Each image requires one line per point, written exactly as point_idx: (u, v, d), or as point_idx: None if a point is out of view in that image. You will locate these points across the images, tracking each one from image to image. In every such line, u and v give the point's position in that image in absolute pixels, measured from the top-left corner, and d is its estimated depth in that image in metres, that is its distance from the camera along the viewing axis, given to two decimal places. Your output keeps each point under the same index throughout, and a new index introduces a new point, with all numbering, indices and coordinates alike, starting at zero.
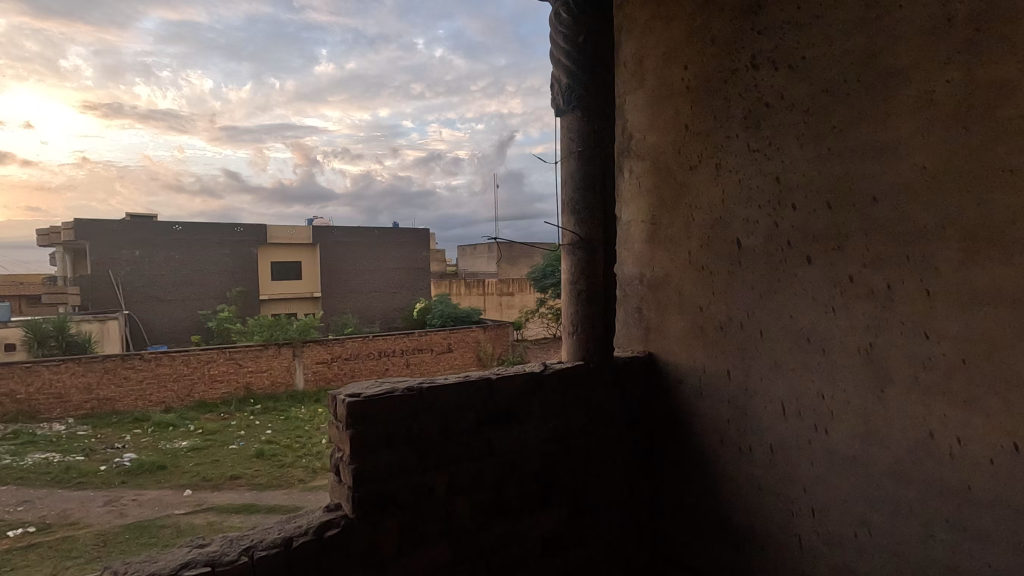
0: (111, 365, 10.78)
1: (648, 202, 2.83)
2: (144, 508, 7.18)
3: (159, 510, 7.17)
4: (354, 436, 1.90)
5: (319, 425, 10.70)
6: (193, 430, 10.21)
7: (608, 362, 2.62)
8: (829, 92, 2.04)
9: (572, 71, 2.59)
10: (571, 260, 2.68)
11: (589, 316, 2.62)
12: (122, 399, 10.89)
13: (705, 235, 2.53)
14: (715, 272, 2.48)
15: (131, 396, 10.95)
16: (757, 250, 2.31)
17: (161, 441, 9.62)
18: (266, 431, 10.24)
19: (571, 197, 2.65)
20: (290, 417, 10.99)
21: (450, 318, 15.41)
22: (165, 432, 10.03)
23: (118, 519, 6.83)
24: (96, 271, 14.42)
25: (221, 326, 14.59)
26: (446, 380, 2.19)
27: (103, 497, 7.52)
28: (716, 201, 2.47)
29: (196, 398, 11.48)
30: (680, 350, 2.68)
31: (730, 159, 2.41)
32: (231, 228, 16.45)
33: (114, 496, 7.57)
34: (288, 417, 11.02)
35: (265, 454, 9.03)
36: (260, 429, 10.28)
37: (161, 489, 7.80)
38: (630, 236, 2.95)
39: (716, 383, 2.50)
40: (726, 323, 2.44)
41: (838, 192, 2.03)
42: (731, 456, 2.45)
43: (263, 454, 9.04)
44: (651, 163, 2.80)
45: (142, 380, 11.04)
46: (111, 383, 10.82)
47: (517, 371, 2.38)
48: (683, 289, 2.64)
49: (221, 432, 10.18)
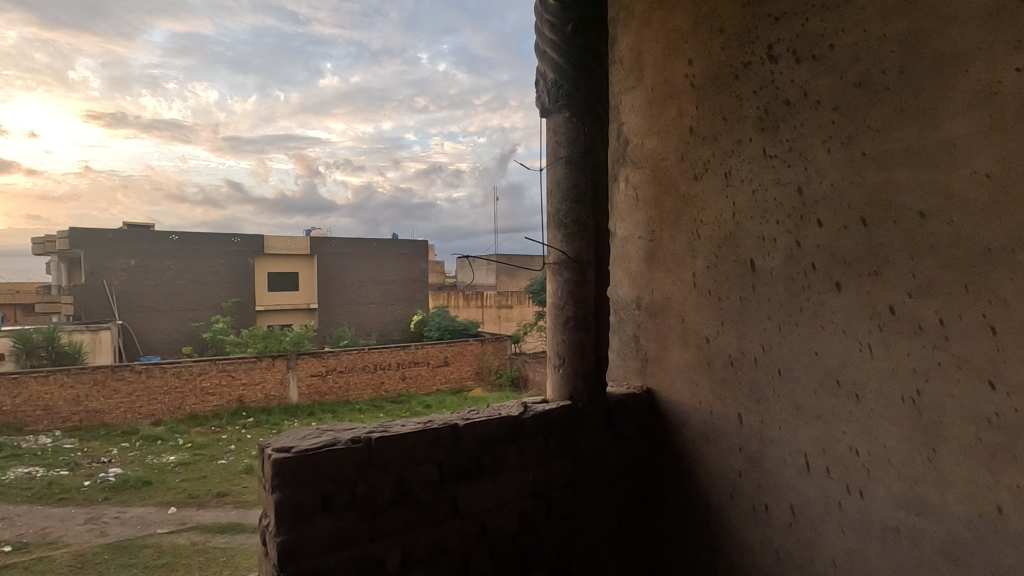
0: (101, 376, 10.38)
1: (647, 215, 2.49)
2: (126, 526, 6.74)
3: (142, 528, 6.71)
4: (280, 502, 1.53)
5: None
6: (182, 444, 9.76)
7: (599, 400, 2.25)
8: (864, 85, 1.71)
9: (559, 65, 2.24)
10: (557, 282, 2.31)
11: (577, 346, 2.26)
12: (111, 411, 10.47)
13: (711, 255, 2.18)
14: (725, 298, 2.13)
15: (120, 408, 10.53)
16: (774, 273, 1.96)
17: (148, 455, 9.17)
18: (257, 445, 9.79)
19: (557, 209, 2.30)
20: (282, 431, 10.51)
21: (447, 330, 15.00)
22: (154, 446, 9.59)
23: (99, 538, 6.39)
24: (91, 280, 14.06)
25: (214, 337, 14.10)
26: (402, 428, 1.82)
27: (84, 514, 7.06)
28: (725, 216, 2.13)
29: (187, 411, 11.02)
30: (683, 387, 2.32)
31: (741, 166, 2.07)
32: (228, 238, 16.10)
33: (97, 513, 7.12)
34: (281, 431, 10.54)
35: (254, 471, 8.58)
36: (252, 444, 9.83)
37: (145, 507, 7.35)
38: (626, 254, 2.60)
39: (725, 428, 2.14)
40: (738, 357, 2.09)
41: (875, 205, 1.68)
42: (742, 514, 2.09)
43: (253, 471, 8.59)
44: (650, 172, 2.46)
45: (133, 392, 10.61)
46: (101, 395, 10.40)
47: (488, 415, 2.01)
48: (688, 316, 2.29)
49: (211, 446, 9.72)
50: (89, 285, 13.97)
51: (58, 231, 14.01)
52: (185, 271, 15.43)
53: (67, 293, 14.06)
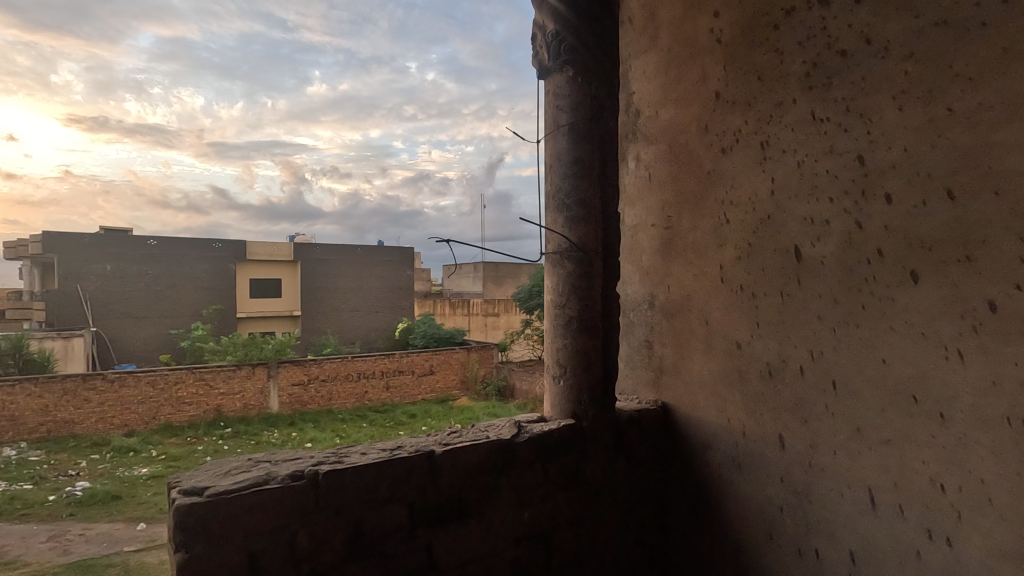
0: (71, 386, 9.54)
1: (661, 198, 2.12)
2: (93, 542, 5.84)
3: (108, 546, 5.78)
4: (185, 567, 1.11)
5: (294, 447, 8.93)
6: (156, 456, 8.94)
7: (607, 418, 1.87)
8: (950, 23, 1.35)
9: (561, 14, 1.86)
10: (558, 274, 1.92)
11: (583, 352, 1.87)
12: (81, 422, 9.62)
13: (743, 243, 1.82)
14: (762, 294, 1.76)
15: (92, 419, 9.68)
16: (825, 262, 1.60)
17: (119, 468, 8.34)
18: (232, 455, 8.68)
19: (558, 187, 1.92)
20: (262, 441, 9.47)
21: (433, 339, 14.39)
22: (125, 459, 8.76)
23: (61, 557, 5.50)
24: (64, 284, 13.01)
25: (192, 344, 13.24)
26: (363, 456, 1.42)
27: (45, 532, 6.17)
28: (762, 195, 1.76)
29: (162, 421, 10.20)
30: (706, 403, 1.94)
31: (782, 134, 1.71)
32: (209, 243, 14.94)
33: (61, 531, 6.25)
34: (260, 441, 9.50)
35: None
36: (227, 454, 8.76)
37: (112, 523, 6.46)
38: (637, 245, 2.24)
39: (762, 451, 1.76)
40: (780, 365, 1.71)
41: (966, 174, 1.32)
42: (783, 560, 1.71)
43: None
44: (666, 148, 2.09)
45: (105, 402, 9.81)
46: (70, 405, 9.55)
47: (472, 438, 1.61)
48: (713, 317, 1.92)
49: (186, 458, 8.90)
50: (62, 291, 12.88)
51: (32, 234, 13.10)
52: (164, 278, 14.29)
53: (38, 300, 13.06)
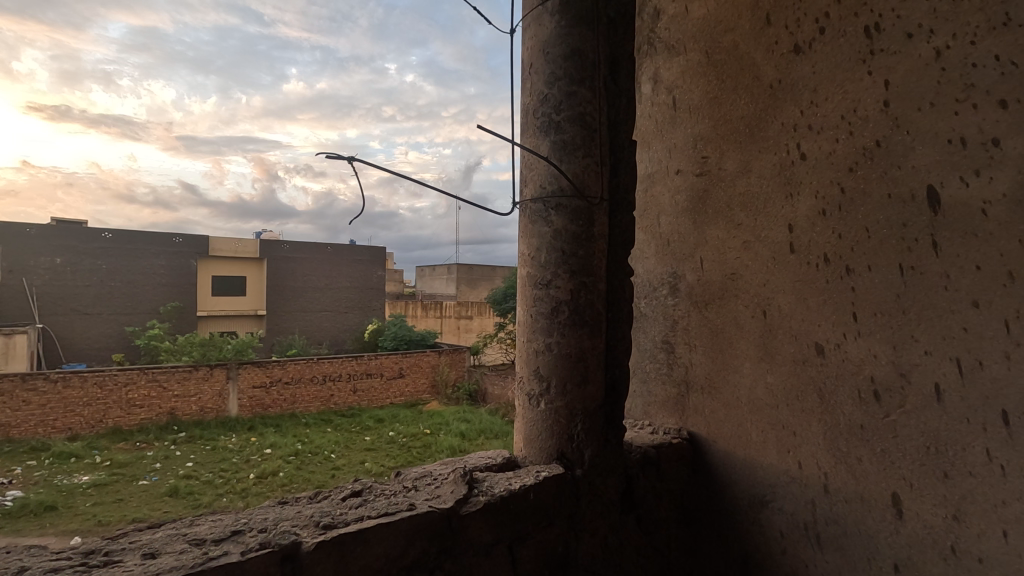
0: (8, 387, 8.13)
1: (693, 132, 1.46)
2: None
3: None
4: None
5: (252, 455, 7.70)
6: (99, 463, 7.49)
7: (609, 459, 1.19)
8: None
9: None
10: (540, 234, 1.23)
11: (575, 352, 1.19)
12: (19, 425, 8.19)
13: (831, 187, 1.16)
14: (862, 268, 1.10)
15: (30, 422, 8.24)
16: (990, 211, 0.94)
17: (56, 476, 6.83)
18: (188, 463, 7.38)
19: (544, 97, 1.23)
20: (218, 447, 8.31)
21: (403, 341, 13.41)
22: (65, 465, 7.34)
23: None
24: (7, 278, 11.56)
25: (147, 343, 11.92)
26: (146, 561, 0.70)
27: None
28: (866, 107, 1.10)
29: (109, 425, 8.80)
30: (761, 437, 1.29)
31: (904, 7, 1.05)
32: (169, 236, 13.43)
33: None
34: (216, 447, 8.34)
35: (181, 492, 5.92)
36: (181, 461, 7.46)
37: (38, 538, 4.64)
38: (655, 201, 1.58)
39: (864, 518, 1.10)
40: (897, 382, 1.05)
41: None
42: None
43: (179, 493, 5.91)
44: (702, 60, 1.44)
45: (46, 404, 8.35)
46: (6, 407, 8.12)
47: (380, 506, 0.91)
48: (775, 304, 1.26)
49: (133, 464, 7.41)
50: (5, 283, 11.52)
51: None
52: (119, 272, 12.87)
53: None
